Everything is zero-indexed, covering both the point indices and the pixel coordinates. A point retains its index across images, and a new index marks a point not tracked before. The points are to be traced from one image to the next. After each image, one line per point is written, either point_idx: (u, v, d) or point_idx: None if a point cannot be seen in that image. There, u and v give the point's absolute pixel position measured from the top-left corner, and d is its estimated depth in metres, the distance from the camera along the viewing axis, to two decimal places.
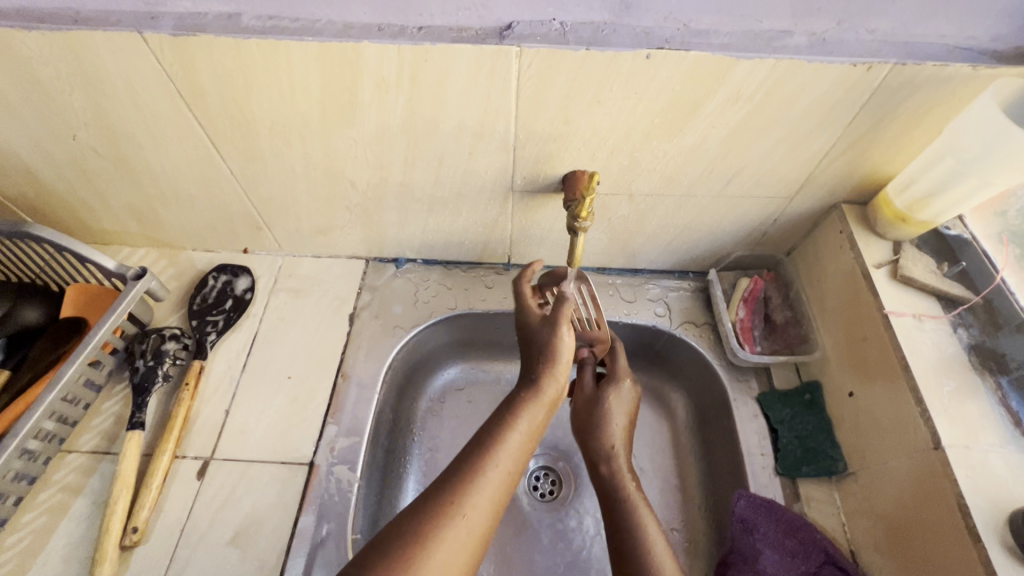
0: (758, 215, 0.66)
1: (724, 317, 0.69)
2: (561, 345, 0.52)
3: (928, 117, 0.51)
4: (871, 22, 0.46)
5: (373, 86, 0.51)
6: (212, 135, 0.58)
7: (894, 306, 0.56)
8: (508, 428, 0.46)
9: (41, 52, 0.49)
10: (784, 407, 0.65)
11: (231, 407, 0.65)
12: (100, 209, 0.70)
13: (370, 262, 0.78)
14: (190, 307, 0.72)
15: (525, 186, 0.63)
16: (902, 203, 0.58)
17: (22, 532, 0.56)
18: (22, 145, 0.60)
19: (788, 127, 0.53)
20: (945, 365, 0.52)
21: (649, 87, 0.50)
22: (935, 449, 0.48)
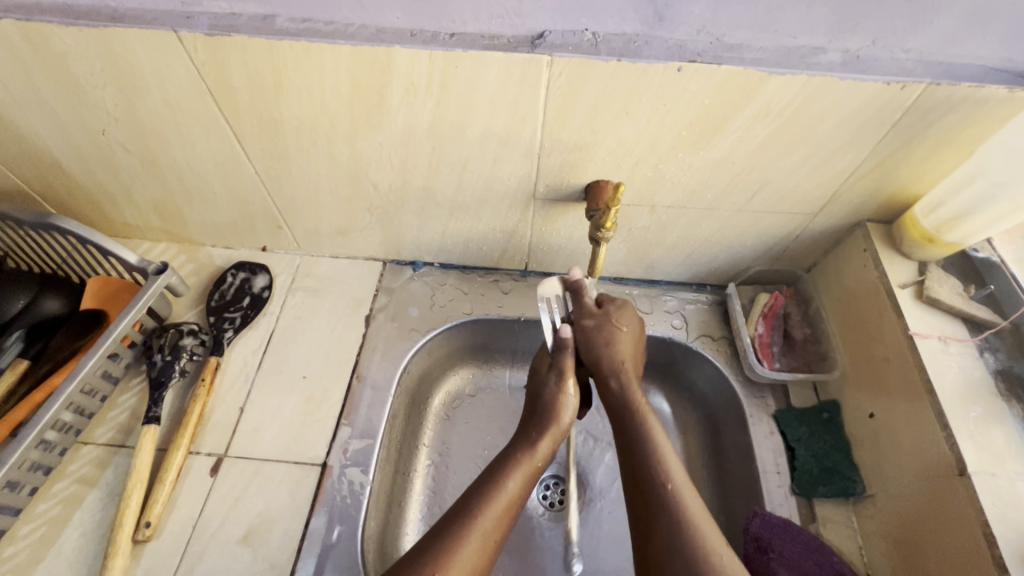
0: (781, 230, 0.65)
1: (742, 331, 0.69)
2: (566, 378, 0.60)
3: (960, 138, 0.51)
4: (907, 42, 0.45)
5: (402, 90, 0.51)
6: (239, 135, 0.58)
7: (919, 327, 0.55)
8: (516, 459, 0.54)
9: (78, 48, 0.50)
10: (802, 425, 0.64)
11: (245, 404, 0.65)
12: (125, 204, 0.71)
13: (387, 264, 0.78)
14: (208, 303, 0.72)
15: (548, 194, 0.62)
16: (929, 224, 0.57)
17: (35, 522, 0.56)
18: (53, 139, 0.61)
19: (816, 144, 0.53)
20: (971, 390, 0.51)
21: (679, 98, 0.49)
22: (959, 475, 0.47)
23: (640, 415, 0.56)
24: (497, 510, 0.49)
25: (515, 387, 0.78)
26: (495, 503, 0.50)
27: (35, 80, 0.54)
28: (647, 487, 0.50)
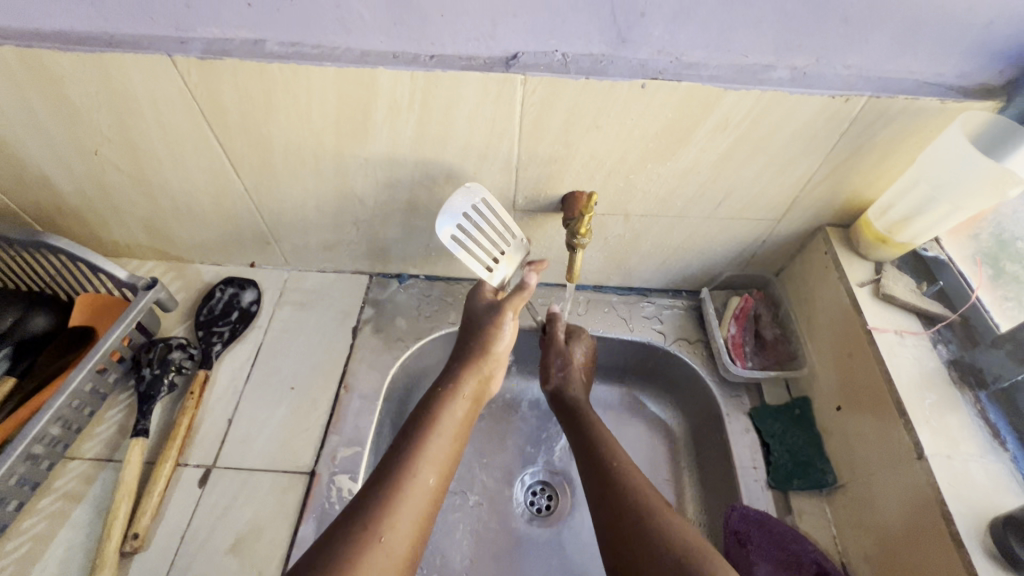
0: (748, 235, 0.69)
1: (715, 332, 0.71)
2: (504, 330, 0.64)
3: (903, 145, 0.55)
4: (848, 59, 0.50)
5: (386, 108, 0.54)
6: (229, 152, 0.61)
7: (877, 321, 0.58)
8: (442, 420, 0.58)
9: (74, 72, 0.52)
10: (775, 422, 0.67)
11: (233, 415, 0.66)
12: (115, 223, 0.72)
13: (373, 277, 0.80)
14: (197, 317, 0.73)
15: (527, 205, 0.66)
16: (881, 225, 0.61)
17: (21, 537, 0.56)
18: (48, 161, 0.63)
19: (773, 153, 0.57)
20: (927, 379, 0.54)
21: (644, 113, 0.53)
22: (918, 459, 0.50)
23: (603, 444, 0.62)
24: (434, 471, 0.54)
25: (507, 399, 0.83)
26: (428, 465, 0.54)
27: (31, 103, 0.56)
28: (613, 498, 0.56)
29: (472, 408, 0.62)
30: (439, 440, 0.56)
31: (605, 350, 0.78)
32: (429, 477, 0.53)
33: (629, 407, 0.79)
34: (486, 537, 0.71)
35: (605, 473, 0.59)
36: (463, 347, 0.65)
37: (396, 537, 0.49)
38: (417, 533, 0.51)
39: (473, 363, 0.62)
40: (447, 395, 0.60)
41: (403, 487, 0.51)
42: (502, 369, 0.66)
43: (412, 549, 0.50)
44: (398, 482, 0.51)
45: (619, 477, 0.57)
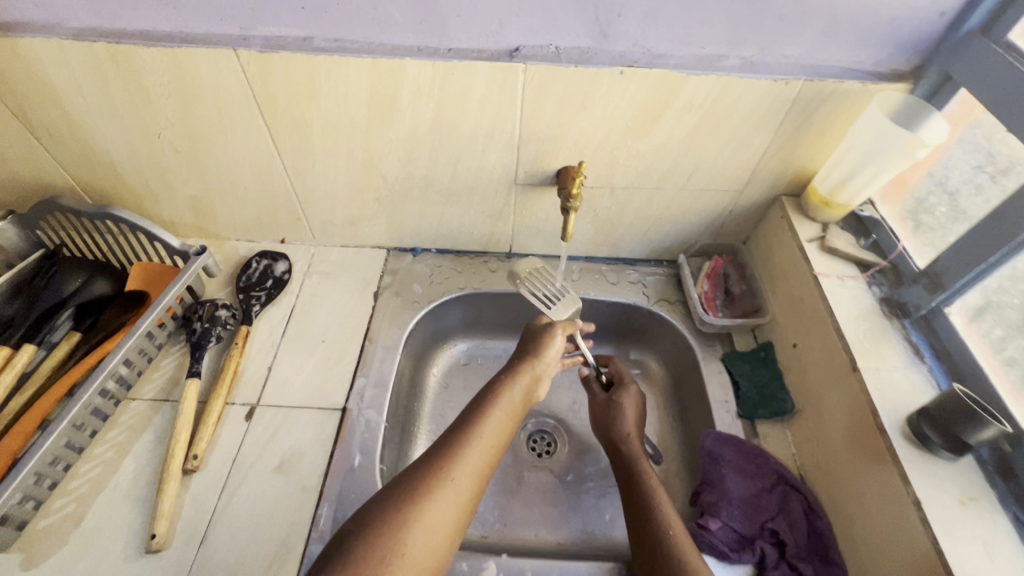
0: (716, 206, 0.81)
1: (691, 290, 0.83)
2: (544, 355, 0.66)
3: (837, 122, 0.67)
4: (784, 50, 0.62)
5: (410, 93, 0.65)
6: (274, 134, 0.71)
7: (822, 268, 0.70)
8: (491, 415, 0.57)
9: (153, 65, 0.63)
10: (744, 363, 0.77)
11: (273, 364, 0.76)
12: (165, 202, 0.83)
13: (390, 251, 0.91)
14: (237, 283, 0.83)
15: (527, 180, 0.77)
16: (824, 189, 0.72)
17: (94, 462, 0.65)
18: (116, 144, 0.73)
19: (731, 130, 0.69)
20: (863, 312, 0.65)
21: (623, 96, 0.65)
22: (853, 371, 0.61)
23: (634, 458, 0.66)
24: (494, 435, 0.56)
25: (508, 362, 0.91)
26: (491, 429, 0.56)
27: (111, 92, 0.66)
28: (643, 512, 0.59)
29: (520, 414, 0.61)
30: (499, 413, 0.58)
31: (595, 312, 0.88)
32: (490, 442, 0.55)
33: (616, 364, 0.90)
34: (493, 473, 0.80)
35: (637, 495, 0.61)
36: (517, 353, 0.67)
37: (462, 482, 0.51)
38: (479, 486, 0.52)
39: (519, 374, 0.63)
40: (506, 380, 0.62)
41: (468, 442, 0.54)
42: (546, 386, 0.66)
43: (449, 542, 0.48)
44: (466, 439, 0.54)
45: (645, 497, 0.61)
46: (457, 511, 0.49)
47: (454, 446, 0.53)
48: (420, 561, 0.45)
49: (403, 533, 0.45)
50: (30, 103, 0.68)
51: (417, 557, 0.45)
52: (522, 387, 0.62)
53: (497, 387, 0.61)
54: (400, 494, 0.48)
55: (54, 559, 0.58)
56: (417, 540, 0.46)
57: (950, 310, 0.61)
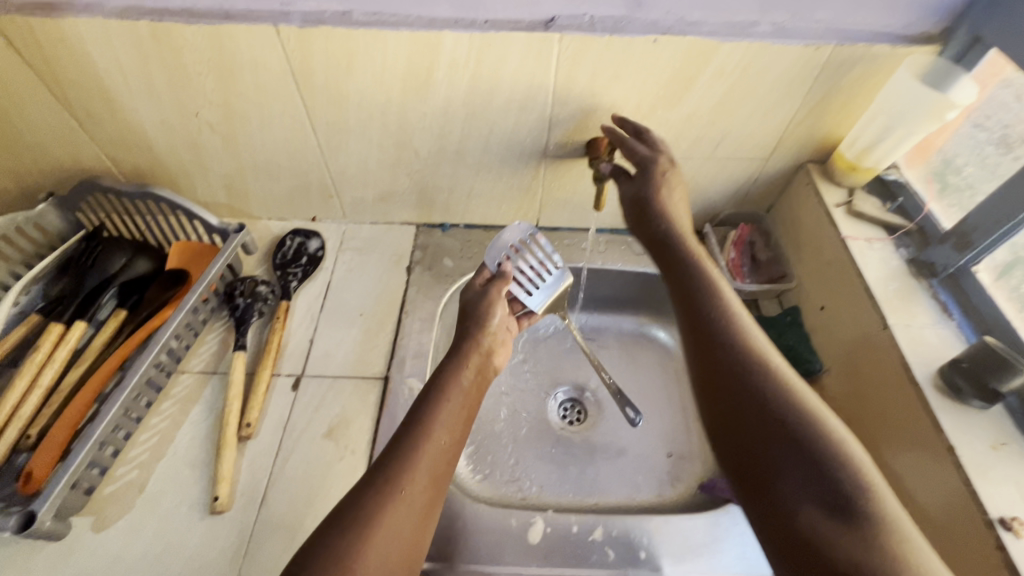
0: (742, 175, 0.82)
1: (718, 257, 0.84)
2: (489, 322, 0.67)
3: (866, 86, 0.68)
4: (817, 15, 0.63)
5: (447, 66, 0.66)
6: (309, 110, 0.73)
7: (850, 232, 0.71)
8: (443, 406, 0.56)
9: (194, 43, 0.64)
10: (771, 328, 0.79)
11: (314, 337, 0.78)
12: (199, 181, 0.84)
13: (419, 227, 0.92)
14: (273, 260, 0.85)
15: (557, 152, 0.78)
16: (851, 154, 0.73)
17: (151, 431, 0.68)
18: (153, 123, 0.75)
19: (760, 98, 0.70)
20: (890, 272, 0.67)
21: (656, 65, 0.66)
22: (884, 329, 0.63)
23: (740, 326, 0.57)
24: (446, 432, 0.54)
25: (534, 338, 0.95)
26: (441, 427, 0.54)
27: (151, 71, 0.67)
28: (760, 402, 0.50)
29: (474, 398, 0.61)
30: (448, 407, 0.57)
31: (622, 282, 0.91)
32: (443, 440, 0.54)
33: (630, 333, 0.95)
34: (528, 439, 0.83)
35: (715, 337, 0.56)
36: (465, 328, 0.66)
37: (415, 491, 0.49)
38: (434, 491, 0.51)
39: (466, 349, 0.63)
40: (453, 372, 0.60)
41: (417, 447, 0.52)
42: (503, 349, 0.68)
43: (411, 554, 0.47)
44: (414, 445, 0.52)
45: (733, 339, 0.56)
46: (415, 522, 0.48)
47: (405, 453, 0.51)
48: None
49: (356, 561, 0.44)
50: (71, 84, 0.69)
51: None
52: (470, 377, 0.61)
53: (443, 380, 0.59)
54: (353, 515, 0.47)
55: (124, 522, 0.61)
56: (374, 560, 0.45)
57: (977, 269, 0.63)
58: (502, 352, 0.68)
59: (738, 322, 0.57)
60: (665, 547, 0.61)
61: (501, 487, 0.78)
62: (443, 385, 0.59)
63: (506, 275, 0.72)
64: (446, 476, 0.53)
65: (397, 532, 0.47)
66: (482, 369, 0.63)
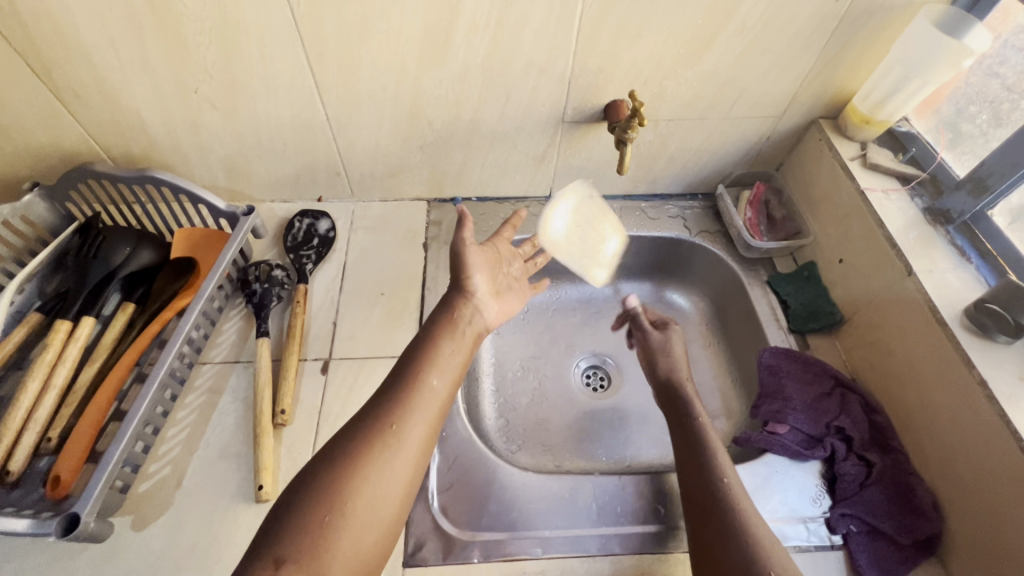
0: (755, 134, 0.83)
1: (735, 218, 0.85)
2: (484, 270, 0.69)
3: (881, 38, 0.69)
4: None
5: (465, 29, 0.64)
6: (319, 82, 0.69)
7: (868, 184, 0.73)
8: (437, 355, 0.58)
9: (193, 10, 0.60)
10: (789, 284, 0.81)
11: (336, 319, 0.76)
12: (198, 164, 0.80)
13: (430, 202, 0.90)
14: (285, 243, 0.82)
15: (574, 117, 0.77)
16: (865, 108, 0.75)
17: (179, 425, 0.65)
18: (148, 103, 0.70)
19: (779, 54, 0.70)
20: (909, 221, 0.69)
21: (679, 22, 0.65)
22: (909, 275, 0.65)
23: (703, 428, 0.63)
24: (438, 376, 0.57)
25: (555, 309, 0.94)
26: (432, 375, 0.57)
27: (146, 44, 0.63)
28: (704, 472, 0.57)
29: (469, 347, 0.63)
30: (441, 356, 0.59)
31: (638, 247, 0.91)
32: (434, 386, 0.56)
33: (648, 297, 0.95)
34: (557, 408, 0.84)
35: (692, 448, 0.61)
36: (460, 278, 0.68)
37: (404, 434, 0.51)
38: (427, 435, 0.53)
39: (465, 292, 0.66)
40: (450, 319, 0.63)
41: (411, 390, 0.54)
42: (502, 298, 0.70)
43: (399, 495, 0.49)
44: (407, 392, 0.54)
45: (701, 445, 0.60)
46: (408, 462, 0.50)
47: (397, 396, 0.54)
48: (367, 516, 0.47)
49: (346, 494, 0.46)
50: (54, 60, 0.63)
51: (363, 513, 0.46)
52: (464, 325, 0.63)
53: (440, 328, 0.61)
54: (346, 450, 0.49)
55: (164, 518, 0.59)
56: (359, 503, 0.46)
57: (991, 213, 0.66)
58: (493, 309, 0.68)
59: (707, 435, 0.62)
60: None
61: (536, 456, 0.78)
62: (437, 333, 0.61)
63: (463, 217, 0.65)
64: (434, 423, 0.54)
65: (383, 472, 0.49)
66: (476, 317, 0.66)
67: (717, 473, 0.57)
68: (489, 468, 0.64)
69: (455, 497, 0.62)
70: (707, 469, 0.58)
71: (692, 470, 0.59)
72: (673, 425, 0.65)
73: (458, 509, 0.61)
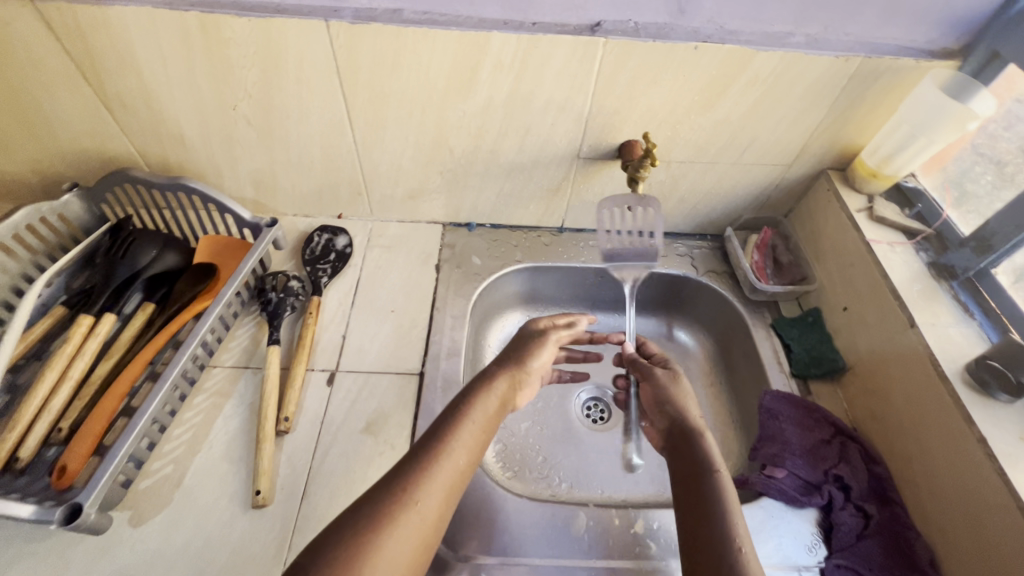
0: (764, 180, 0.85)
1: (742, 260, 0.87)
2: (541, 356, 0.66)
3: (888, 98, 0.71)
4: (847, 28, 0.66)
5: (492, 66, 0.68)
6: (350, 107, 0.73)
7: (873, 236, 0.74)
8: (468, 420, 0.56)
9: (240, 35, 0.64)
10: (793, 328, 0.82)
11: (345, 333, 0.78)
12: (227, 175, 0.84)
13: (446, 226, 0.93)
14: (303, 257, 0.85)
15: (590, 153, 0.80)
16: (873, 162, 0.77)
17: (185, 425, 0.67)
18: (188, 116, 0.74)
19: (790, 106, 0.73)
20: (913, 274, 0.70)
21: (694, 71, 0.68)
22: (912, 327, 0.66)
23: (716, 480, 0.55)
24: (468, 449, 0.54)
25: None
26: (462, 445, 0.54)
27: (192, 62, 0.67)
28: (716, 535, 0.51)
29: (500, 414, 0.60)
30: (471, 427, 0.56)
31: (644, 283, 0.93)
32: (462, 456, 0.53)
33: (651, 332, 0.96)
34: (556, 436, 0.84)
35: (701, 506, 0.54)
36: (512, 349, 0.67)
37: (428, 504, 0.49)
38: (445, 506, 0.50)
39: (513, 364, 0.64)
40: (485, 388, 0.60)
41: (437, 459, 0.51)
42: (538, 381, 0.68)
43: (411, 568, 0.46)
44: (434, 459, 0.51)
45: (715, 505, 0.53)
46: (422, 537, 0.47)
47: (425, 463, 0.51)
48: None
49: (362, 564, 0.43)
50: (106, 72, 0.68)
51: None
52: (502, 396, 0.60)
53: (476, 394, 0.59)
54: (367, 517, 0.46)
55: (162, 516, 0.60)
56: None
57: (996, 271, 0.67)
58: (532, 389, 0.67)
59: (720, 488, 0.54)
60: None
61: (532, 483, 0.78)
62: (471, 397, 0.58)
63: (576, 320, 0.72)
64: (455, 494, 0.51)
65: (402, 539, 0.46)
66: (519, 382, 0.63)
67: (732, 540, 0.50)
68: (485, 492, 0.65)
69: (449, 517, 0.62)
70: (719, 535, 0.51)
71: (704, 531, 0.52)
72: (681, 471, 0.58)
73: (450, 530, 0.61)
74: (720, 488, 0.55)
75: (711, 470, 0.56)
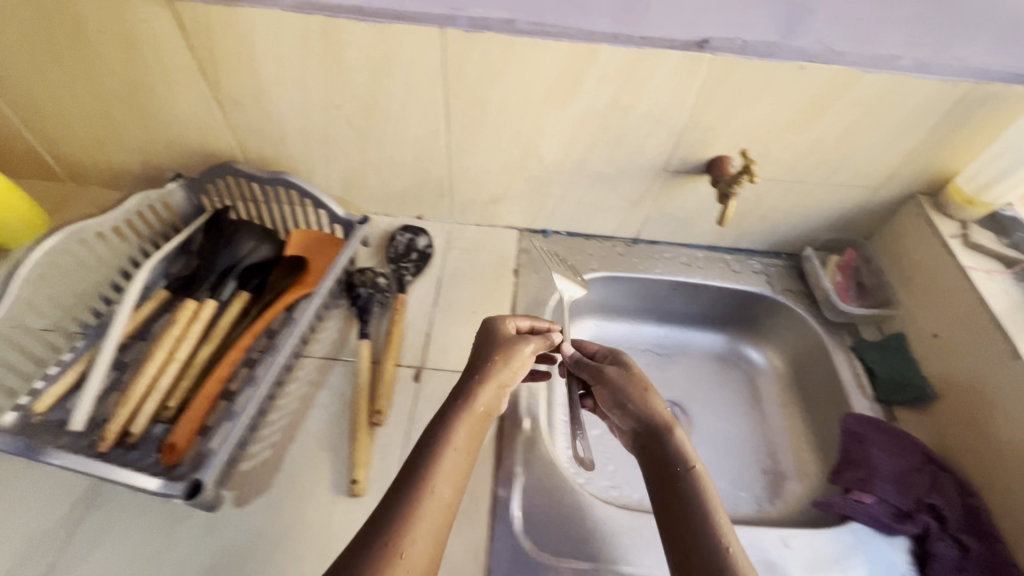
0: (849, 202, 0.84)
1: (824, 280, 0.86)
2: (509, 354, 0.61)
3: (992, 125, 0.71)
4: (957, 53, 0.64)
5: (596, 78, 0.69)
6: (449, 112, 0.75)
7: (970, 263, 0.74)
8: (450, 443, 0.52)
9: (358, 39, 0.67)
10: (875, 352, 0.81)
11: (430, 331, 0.79)
12: (319, 172, 0.87)
13: (522, 232, 0.95)
14: (387, 255, 0.87)
15: (678, 167, 0.81)
16: (969, 189, 0.76)
17: (281, 411, 0.69)
18: (292, 114, 0.77)
19: (888, 129, 0.72)
20: (1015, 304, 0.69)
21: (797, 90, 0.69)
22: (1016, 358, 0.64)
23: (697, 487, 0.54)
24: (450, 481, 0.49)
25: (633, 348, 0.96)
26: (442, 475, 0.50)
27: (307, 62, 0.70)
28: (703, 546, 0.50)
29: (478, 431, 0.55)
30: (453, 453, 0.52)
31: (718, 298, 0.93)
32: (442, 488, 0.49)
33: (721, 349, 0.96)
34: None
35: (685, 520, 0.52)
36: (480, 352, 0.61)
37: (415, 548, 0.45)
38: (436, 546, 0.46)
39: (484, 376, 0.58)
40: (446, 410, 0.55)
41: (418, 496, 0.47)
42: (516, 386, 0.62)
43: None
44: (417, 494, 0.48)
45: (700, 518, 0.52)
46: None
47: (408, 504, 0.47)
48: None
49: None
50: (225, 70, 0.72)
51: None
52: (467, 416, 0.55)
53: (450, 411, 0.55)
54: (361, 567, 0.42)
55: (262, 498, 0.62)
56: None
57: None
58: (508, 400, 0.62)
59: (703, 493, 0.54)
60: (799, 561, 0.62)
61: (605, 492, 0.78)
62: (451, 415, 0.55)
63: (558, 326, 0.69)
64: (448, 522, 0.48)
65: None
66: (498, 389, 0.58)
67: (720, 547, 0.50)
68: (573, 496, 0.65)
69: (537, 519, 0.62)
70: (709, 551, 0.49)
71: (692, 542, 0.51)
72: (657, 476, 0.57)
73: (539, 532, 0.61)
74: (705, 495, 0.54)
75: (691, 477, 0.55)
